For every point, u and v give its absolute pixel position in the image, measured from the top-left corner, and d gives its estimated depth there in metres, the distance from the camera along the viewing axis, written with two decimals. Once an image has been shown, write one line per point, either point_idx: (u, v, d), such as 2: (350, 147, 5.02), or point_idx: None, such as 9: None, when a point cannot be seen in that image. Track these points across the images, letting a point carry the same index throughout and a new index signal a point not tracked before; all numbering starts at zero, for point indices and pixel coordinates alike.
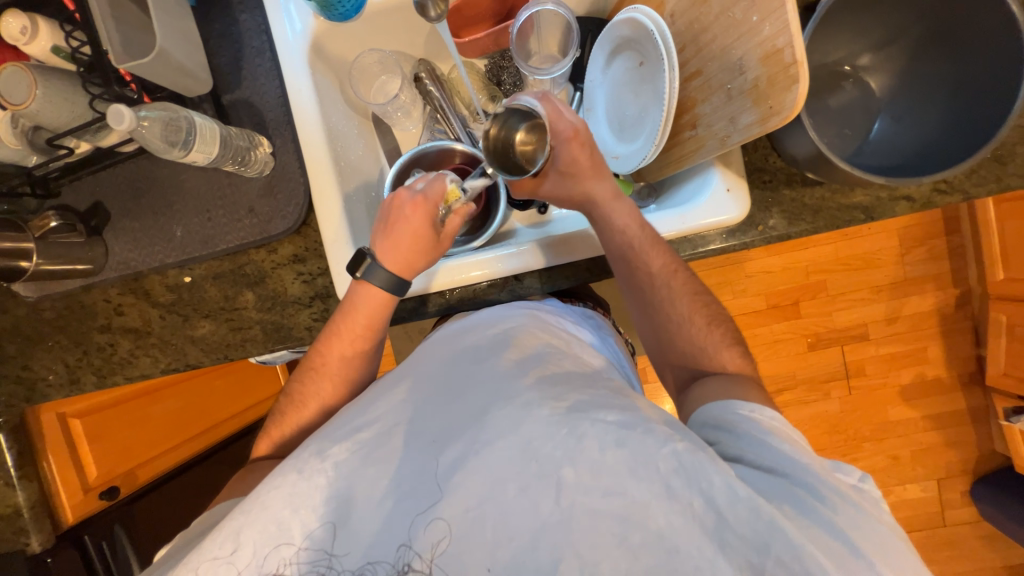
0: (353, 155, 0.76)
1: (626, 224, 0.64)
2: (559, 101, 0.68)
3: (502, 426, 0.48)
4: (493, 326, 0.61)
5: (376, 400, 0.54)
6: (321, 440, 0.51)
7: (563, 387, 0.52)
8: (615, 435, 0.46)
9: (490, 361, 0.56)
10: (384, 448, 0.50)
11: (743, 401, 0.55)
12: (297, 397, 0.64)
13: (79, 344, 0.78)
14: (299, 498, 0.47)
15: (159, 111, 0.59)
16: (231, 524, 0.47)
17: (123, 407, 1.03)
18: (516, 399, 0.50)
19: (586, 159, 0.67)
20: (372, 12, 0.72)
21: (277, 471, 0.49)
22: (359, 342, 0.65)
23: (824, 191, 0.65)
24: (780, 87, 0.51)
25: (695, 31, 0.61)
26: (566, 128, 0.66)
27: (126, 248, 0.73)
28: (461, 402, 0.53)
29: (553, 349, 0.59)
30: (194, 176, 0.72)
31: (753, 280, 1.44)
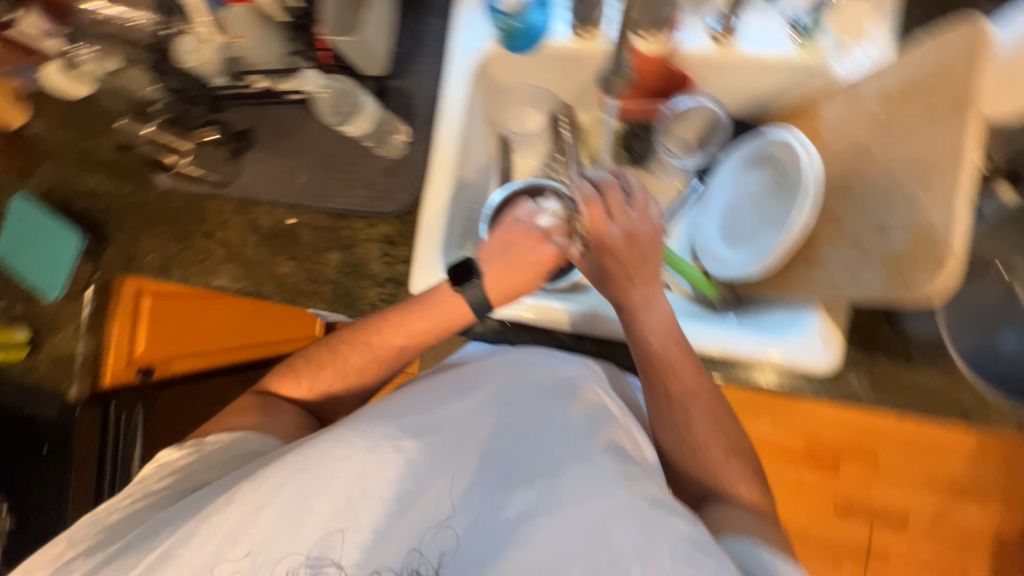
0: (473, 167, 0.81)
1: (648, 336, 0.63)
2: (615, 207, 0.66)
3: (578, 492, 0.47)
4: (566, 369, 0.59)
5: (446, 401, 0.55)
6: (394, 428, 0.52)
7: (638, 470, 0.49)
8: (689, 554, 0.43)
9: (565, 412, 0.54)
10: (456, 463, 0.51)
11: (765, 543, 0.52)
12: (326, 357, 0.67)
13: (182, 240, 0.86)
14: (365, 481, 0.49)
15: (338, 83, 0.68)
16: (295, 481, 0.48)
17: (184, 299, 1.10)
18: (593, 465, 0.48)
19: (620, 269, 0.65)
20: (543, 51, 0.74)
21: (343, 440, 0.50)
22: (407, 327, 0.65)
23: (926, 378, 0.61)
24: (921, 265, 0.48)
25: (845, 176, 0.60)
26: (605, 236, 0.65)
27: (254, 176, 0.81)
28: (534, 446, 0.51)
29: (619, 419, 0.56)
30: (335, 138, 0.79)
31: (800, 420, 1.35)
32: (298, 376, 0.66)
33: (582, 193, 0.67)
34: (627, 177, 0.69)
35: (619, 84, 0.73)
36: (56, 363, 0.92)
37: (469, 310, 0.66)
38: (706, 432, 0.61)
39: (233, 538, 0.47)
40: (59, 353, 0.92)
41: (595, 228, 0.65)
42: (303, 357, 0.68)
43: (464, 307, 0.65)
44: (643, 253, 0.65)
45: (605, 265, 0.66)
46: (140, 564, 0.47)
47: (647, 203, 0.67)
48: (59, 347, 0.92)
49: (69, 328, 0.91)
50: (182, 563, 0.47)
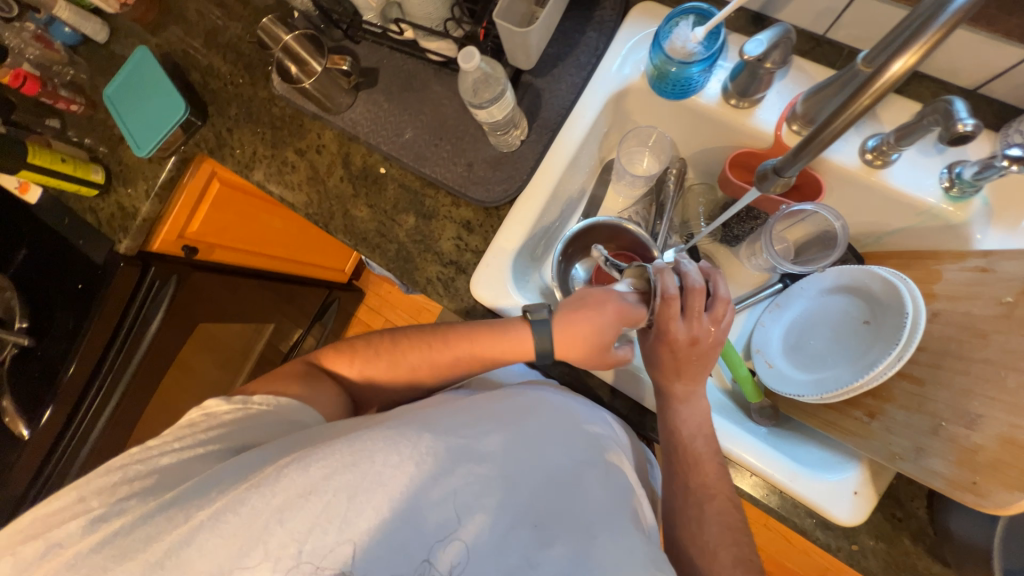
0: (570, 185, 0.79)
1: (686, 427, 0.62)
2: (694, 305, 0.61)
3: (610, 563, 0.47)
4: (602, 434, 0.59)
5: (491, 429, 0.53)
6: (441, 440, 0.50)
7: (659, 556, 0.50)
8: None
9: (596, 478, 0.54)
10: (495, 497, 0.48)
11: None
12: (384, 348, 0.66)
13: (274, 147, 0.87)
14: (408, 497, 0.46)
15: (487, 68, 0.65)
16: (344, 479, 0.45)
17: (249, 199, 1.14)
18: (623, 538, 0.49)
19: (675, 360, 0.63)
20: (687, 104, 0.72)
21: (396, 445, 0.48)
22: (481, 353, 0.65)
23: (942, 574, 0.58)
24: (1002, 480, 0.47)
25: (946, 348, 0.57)
26: (675, 332, 0.62)
27: (363, 114, 0.81)
28: (568, 504, 0.51)
29: (634, 492, 0.57)
30: (453, 109, 0.78)
31: (771, 537, 1.31)
32: (357, 363, 0.66)
33: (663, 287, 0.61)
34: (715, 284, 0.64)
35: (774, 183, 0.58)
36: (120, 212, 0.95)
37: (534, 349, 0.64)
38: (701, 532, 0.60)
39: (271, 525, 0.44)
40: (125, 206, 0.95)
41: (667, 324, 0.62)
42: (362, 340, 0.68)
43: (535, 343, 0.63)
44: (703, 361, 0.63)
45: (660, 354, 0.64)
46: (185, 525, 0.45)
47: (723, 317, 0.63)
48: (127, 200, 0.95)
49: (141, 187, 0.94)
50: (214, 539, 0.44)
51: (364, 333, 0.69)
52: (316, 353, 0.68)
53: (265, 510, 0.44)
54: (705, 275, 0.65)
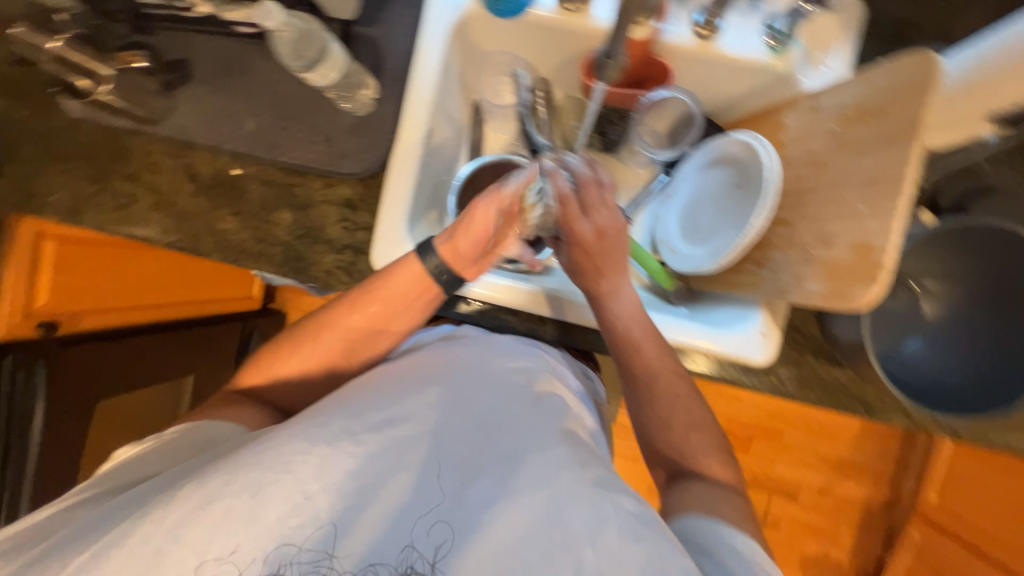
0: (444, 134, 0.77)
1: (612, 327, 0.66)
2: (587, 200, 0.66)
3: (533, 478, 0.47)
4: (528, 363, 0.60)
5: (407, 393, 0.53)
6: (350, 418, 0.49)
7: (587, 455, 0.50)
8: (633, 527, 0.44)
9: (523, 407, 0.54)
10: (411, 454, 0.48)
11: (723, 523, 0.53)
12: (295, 346, 0.63)
13: (98, 181, 0.74)
14: (327, 478, 0.45)
15: (299, 22, 0.57)
16: (248, 478, 0.44)
17: (100, 249, 1.00)
18: (547, 452, 0.49)
19: (594, 260, 0.67)
20: (527, 20, 0.71)
21: (302, 435, 0.47)
22: (376, 313, 0.63)
23: (842, 375, 0.68)
24: (856, 278, 0.53)
25: (800, 186, 0.64)
26: (580, 231, 0.66)
27: (191, 116, 0.72)
28: (490, 436, 0.50)
29: (570, 407, 0.58)
30: (290, 83, 0.71)
31: (722, 400, 1.49)
32: (269, 369, 0.63)
33: (556, 190, 0.67)
34: (589, 192, 0.66)
35: (612, 68, 0.63)
36: None
37: (437, 285, 0.64)
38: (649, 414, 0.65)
39: (166, 547, 0.42)
40: None
41: (568, 223, 0.67)
42: (268, 347, 0.65)
43: (426, 275, 0.63)
44: (597, 270, 0.66)
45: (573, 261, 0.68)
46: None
47: (607, 225, 0.67)
48: None
49: None
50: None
51: (275, 338, 0.66)
52: (236, 375, 0.65)
53: (155, 533, 0.42)
54: (584, 184, 0.67)
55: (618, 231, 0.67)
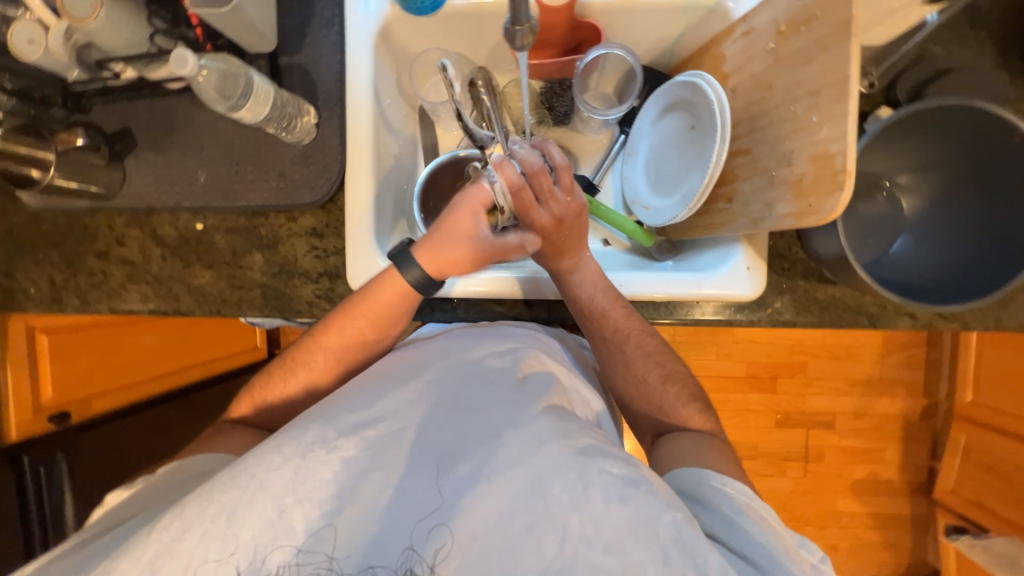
0: (394, 143, 0.77)
1: (592, 296, 0.66)
2: (545, 185, 0.62)
3: (515, 456, 0.47)
4: (504, 343, 0.60)
5: (381, 394, 0.53)
6: (325, 424, 0.49)
7: (573, 425, 0.50)
8: (619, 490, 0.45)
9: (502, 387, 0.54)
10: (390, 453, 0.49)
11: (715, 472, 0.54)
12: (284, 371, 0.63)
13: (71, 265, 0.75)
14: (303, 488, 0.45)
15: (220, 62, 0.57)
16: (222, 500, 0.44)
17: (97, 331, 1.01)
18: (529, 429, 0.49)
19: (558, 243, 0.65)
20: (448, 11, 0.70)
21: (276, 449, 0.47)
22: (365, 329, 0.63)
23: (836, 291, 0.67)
24: (823, 190, 0.52)
25: (752, 112, 0.63)
26: (540, 220, 0.63)
27: (144, 182, 0.72)
28: (473, 420, 0.51)
29: (556, 380, 0.58)
30: (231, 127, 0.71)
31: (738, 346, 1.48)
32: (263, 398, 0.63)
33: (508, 182, 0.61)
34: (541, 180, 0.62)
35: (523, 35, 0.46)
36: None
37: (415, 296, 0.64)
38: (650, 370, 0.65)
39: None
40: None
41: (526, 214, 0.63)
42: (260, 377, 0.65)
43: (408, 289, 0.63)
44: (557, 254, 0.66)
45: (537, 247, 0.66)
46: None
47: (562, 212, 0.63)
48: None
49: None
50: None
51: (263, 368, 0.66)
52: (228, 407, 0.65)
53: (133, 570, 0.42)
54: (536, 170, 0.61)
55: (575, 213, 0.64)
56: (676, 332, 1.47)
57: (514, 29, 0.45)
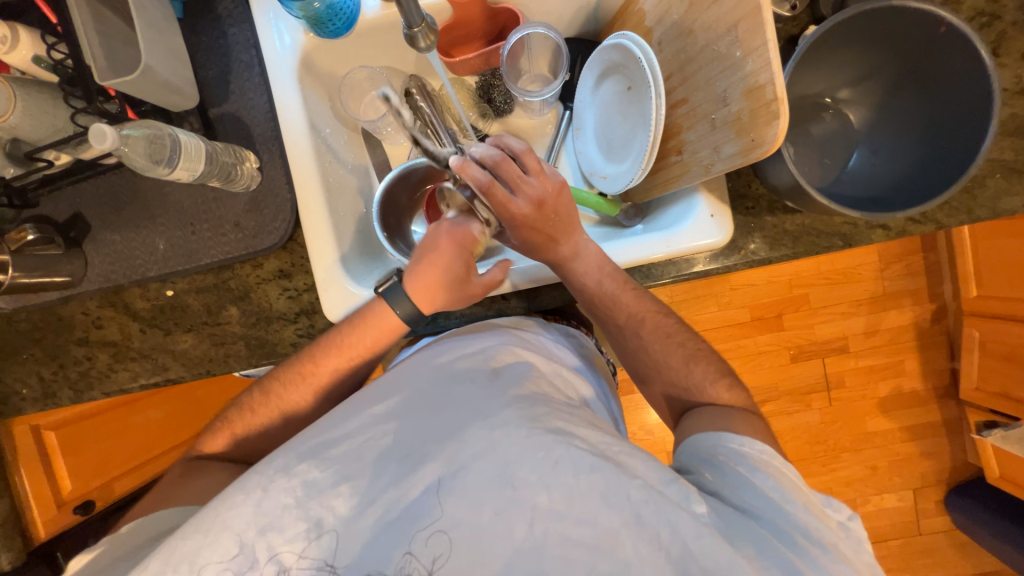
0: (342, 170, 0.76)
1: (589, 279, 0.66)
2: (512, 174, 0.63)
3: (479, 447, 0.48)
4: (472, 345, 0.61)
5: (351, 414, 0.54)
6: (291, 454, 0.50)
7: (541, 409, 0.52)
8: (589, 461, 0.47)
9: (470, 383, 0.55)
10: (358, 466, 0.50)
11: (732, 433, 0.55)
12: (258, 402, 0.64)
13: (55, 358, 0.75)
14: (266, 519, 0.47)
15: (142, 129, 0.58)
16: (184, 547, 0.46)
17: (100, 418, 1.02)
18: (492, 419, 0.50)
19: (544, 229, 0.65)
20: (363, 28, 0.70)
21: (239, 488, 0.48)
22: (346, 358, 0.63)
23: (805, 219, 0.66)
24: (761, 122, 0.52)
25: (681, 61, 0.63)
26: (520, 209, 0.64)
27: (106, 261, 0.71)
28: (437, 420, 0.52)
29: (531, 368, 0.59)
30: (177, 189, 0.70)
31: (737, 292, 1.48)
32: (236, 425, 0.63)
33: (477, 181, 0.62)
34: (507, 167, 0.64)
35: (423, 35, 0.51)
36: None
37: (401, 324, 0.63)
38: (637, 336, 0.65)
39: None
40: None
41: (504, 209, 0.64)
42: (235, 405, 0.65)
43: (398, 323, 0.63)
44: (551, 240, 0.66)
45: (525, 237, 0.66)
46: None
47: (541, 194, 0.64)
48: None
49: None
50: None
51: (236, 400, 0.66)
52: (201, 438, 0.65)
53: None
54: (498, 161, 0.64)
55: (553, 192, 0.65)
56: (672, 293, 1.47)
57: (411, 31, 0.51)
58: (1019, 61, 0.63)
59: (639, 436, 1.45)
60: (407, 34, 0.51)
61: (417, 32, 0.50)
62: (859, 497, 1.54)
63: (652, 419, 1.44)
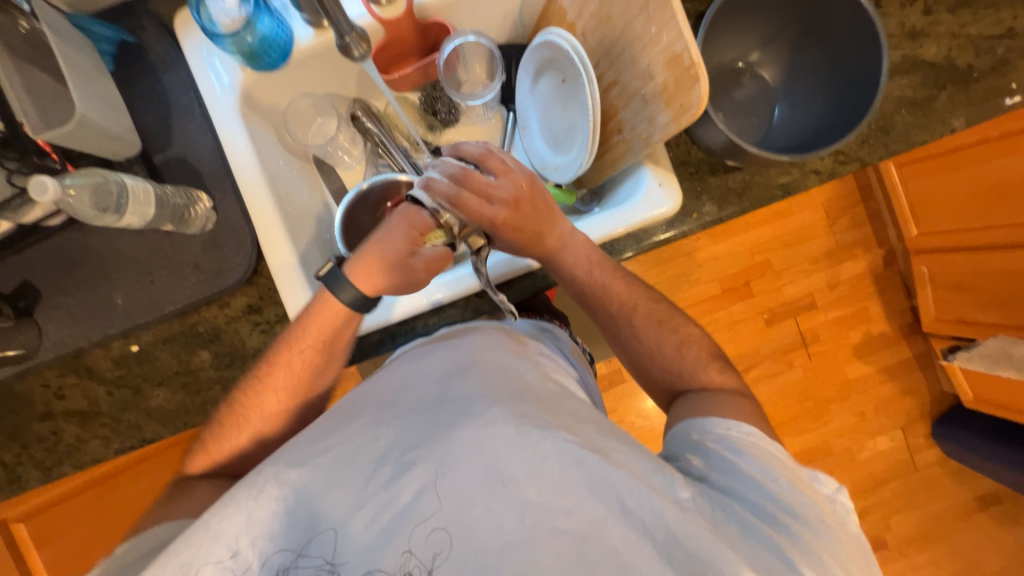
0: (298, 199, 0.76)
1: (563, 270, 0.68)
2: (479, 177, 0.62)
3: (466, 446, 0.48)
4: (454, 342, 0.60)
5: (342, 424, 0.53)
6: (276, 465, 0.50)
7: (529, 405, 0.51)
8: (574, 456, 0.47)
9: (456, 379, 0.55)
10: (347, 471, 0.49)
11: (721, 419, 0.55)
12: (234, 425, 0.61)
13: (17, 439, 0.71)
14: (258, 526, 0.47)
15: (86, 178, 0.57)
16: (178, 559, 0.46)
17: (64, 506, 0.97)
18: (480, 418, 0.49)
19: (529, 226, 0.64)
20: (299, 58, 0.72)
21: (229, 499, 0.48)
22: (305, 354, 0.62)
23: (746, 175, 0.71)
24: (685, 86, 0.56)
25: (605, 47, 0.67)
26: (495, 211, 0.62)
27: (61, 326, 0.68)
28: (425, 419, 0.52)
29: (513, 360, 0.58)
30: (130, 241, 0.69)
31: (704, 267, 1.53)
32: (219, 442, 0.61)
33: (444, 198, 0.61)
34: (473, 178, 0.62)
35: (356, 44, 0.55)
36: None
37: (355, 313, 0.62)
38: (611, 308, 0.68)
39: None
40: None
41: (478, 215, 0.62)
42: (212, 424, 0.63)
43: (343, 308, 0.61)
44: (536, 238, 0.65)
45: (512, 238, 0.65)
46: None
47: (514, 193, 0.63)
48: None
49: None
50: None
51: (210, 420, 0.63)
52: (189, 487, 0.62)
53: None
54: (461, 174, 0.63)
55: (525, 191, 0.64)
56: (644, 278, 1.51)
57: (344, 40, 0.54)
58: (899, 9, 0.71)
59: (637, 424, 1.46)
60: (341, 44, 0.54)
61: (348, 39, 0.52)
62: (854, 444, 1.59)
63: (647, 405, 1.46)
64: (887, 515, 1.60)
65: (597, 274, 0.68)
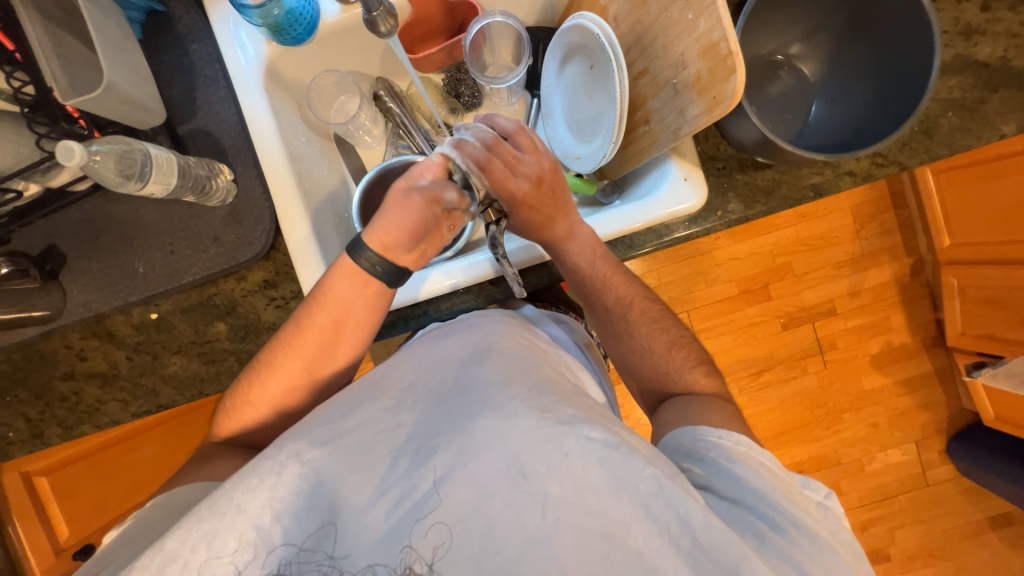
0: (318, 176, 0.76)
1: (581, 261, 0.67)
2: (508, 150, 0.63)
3: (487, 438, 0.47)
4: (476, 333, 0.60)
5: (358, 405, 0.54)
6: (294, 440, 0.50)
7: (549, 397, 0.51)
8: (599, 454, 0.46)
9: (477, 368, 0.55)
10: (369, 456, 0.50)
11: (711, 427, 0.55)
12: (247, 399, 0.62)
13: (40, 397, 0.73)
14: (280, 504, 0.47)
15: (112, 145, 0.58)
16: (199, 529, 0.45)
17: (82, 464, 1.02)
18: (502, 409, 0.49)
19: (546, 206, 0.65)
20: (324, 32, 0.71)
21: (251, 471, 0.48)
22: (328, 325, 0.61)
23: (776, 174, 0.68)
24: (720, 77, 0.54)
25: (638, 33, 0.65)
26: (519, 188, 0.63)
27: (86, 290, 0.70)
28: (445, 408, 0.52)
29: (532, 354, 0.58)
30: (153, 210, 0.70)
31: (722, 267, 1.50)
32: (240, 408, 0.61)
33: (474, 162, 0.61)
34: (503, 151, 0.63)
35: (383, 18, 0.54)
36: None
37: (376, 280, 0.60)
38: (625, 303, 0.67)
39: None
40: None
41: (503, 188, 0.63)
42: (235, 387, 0.63)
43: (361, 272, 0.60)
44: (546, 224, 0.65)
45: (524, 219, 0.65)
46: None
47: (538, 172, 0.64)
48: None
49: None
50: None
51: (232, 388, 0.63)
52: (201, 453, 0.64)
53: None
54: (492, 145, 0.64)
55: (550, 172, 0.65)
56: (660, 274, 1.49)
57: (372, 15, 0.53)
58: (955, 4, 0.66)
59: (642, 421, 1.45)
60: (368, 19, 0.54)
61: (376, 14, 0.52)
62: (865, 455, 1.56)
63: None
64: (893, 529, 1.57)
65: (612, 267, 0.67)
